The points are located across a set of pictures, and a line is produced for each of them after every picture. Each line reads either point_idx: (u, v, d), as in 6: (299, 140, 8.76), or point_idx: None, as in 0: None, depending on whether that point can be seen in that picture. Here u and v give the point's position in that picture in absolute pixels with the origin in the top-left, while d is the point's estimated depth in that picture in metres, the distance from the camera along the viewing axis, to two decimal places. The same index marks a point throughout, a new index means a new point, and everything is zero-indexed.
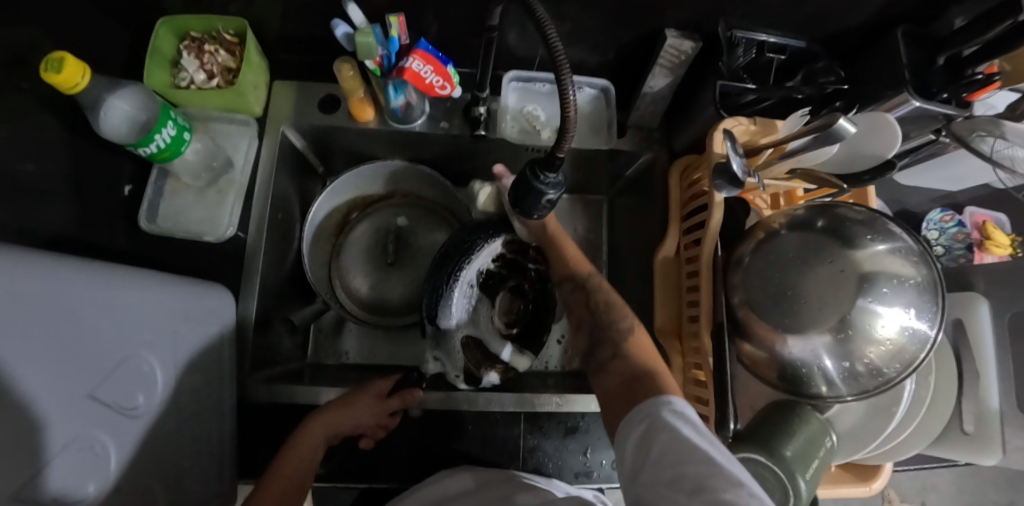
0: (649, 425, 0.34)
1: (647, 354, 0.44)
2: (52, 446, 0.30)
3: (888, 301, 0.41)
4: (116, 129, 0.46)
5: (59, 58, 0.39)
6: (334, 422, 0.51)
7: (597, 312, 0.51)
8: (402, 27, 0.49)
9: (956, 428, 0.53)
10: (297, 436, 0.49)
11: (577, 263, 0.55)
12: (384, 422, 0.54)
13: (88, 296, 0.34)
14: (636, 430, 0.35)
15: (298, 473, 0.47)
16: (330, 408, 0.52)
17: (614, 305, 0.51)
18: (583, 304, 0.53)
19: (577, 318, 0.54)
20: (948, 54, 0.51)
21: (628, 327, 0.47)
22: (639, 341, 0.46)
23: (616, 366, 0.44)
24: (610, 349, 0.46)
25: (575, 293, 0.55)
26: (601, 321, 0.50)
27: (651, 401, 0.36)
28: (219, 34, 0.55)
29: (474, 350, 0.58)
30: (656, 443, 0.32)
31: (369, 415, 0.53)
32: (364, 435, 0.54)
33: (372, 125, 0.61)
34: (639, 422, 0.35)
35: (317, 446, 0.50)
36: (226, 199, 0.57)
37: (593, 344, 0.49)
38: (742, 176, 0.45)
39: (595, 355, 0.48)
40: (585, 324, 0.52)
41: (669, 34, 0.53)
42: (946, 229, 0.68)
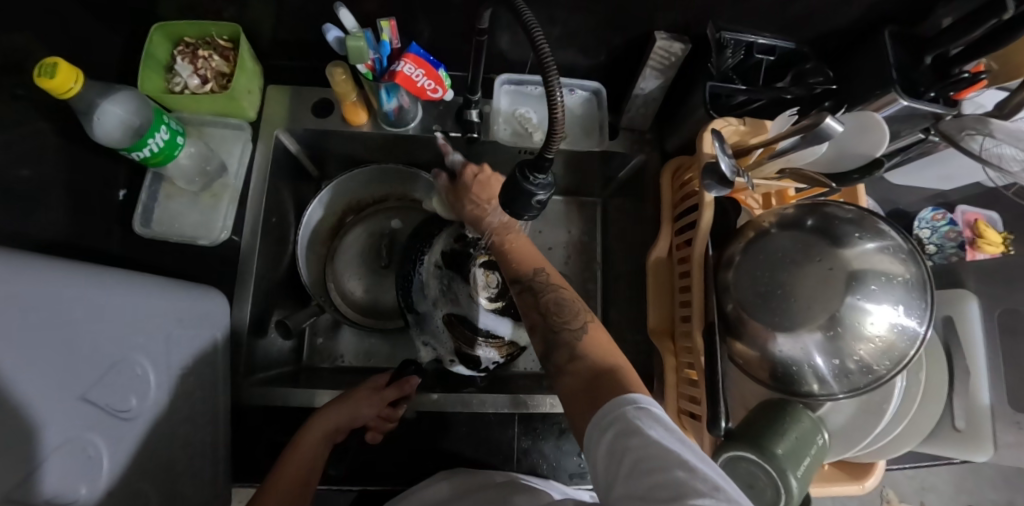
0: (617, 429, 0.33)
1: (605, 353, 0.43)
2: (45, 446, 0.30)
3: (876, 299, 0.41)
4: (112, 135, 0.47)
5: (53, 63, 0.39)
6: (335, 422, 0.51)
7: (547, 313, 0.47)
8: (394, 31, 0.50)
9: (948, 424, 0.53)
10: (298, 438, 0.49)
11: (524, 259, 0.51)
12: (384, 413, 0.54)
13: (81, 299, 0.34)
14: (605, 437, 0.34)
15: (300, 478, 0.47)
16: (331, 405, 0.52)
17: (566, 305, 0.47)
18: (531, 306, 0.48)
19: (529, 322, 0.48)
20: (935, 54, 0.52)
21: (580, 326, 0.45)
22: (592, 339, 0.44)
23: (572, 370, 0.42)
24: (565, 351, 0.44)
25: (523, 295, 0.49)
26: (551, 322, 0.46)
27: (615, 402, 0.35)
28: (213, 40, 0.56)
29: (457, 327, 0.58)
30: (627, 450, 0.32)
31: (368, 409, 0.53)
32: (369, 428, 0.54)
33: (365, 128, 0.61)
34: (609, 429, 0.34)
35: (318, 447, 0.49)
36: (220, 204, 0.57)
37: (548, 349, 0.45)
38: (731, 176, 0.45)
39: (550, 358, 0.45)
40: (537, 329, 0.47)
41: (659, 36, 0.54)
42: (938, 227, 0.67)
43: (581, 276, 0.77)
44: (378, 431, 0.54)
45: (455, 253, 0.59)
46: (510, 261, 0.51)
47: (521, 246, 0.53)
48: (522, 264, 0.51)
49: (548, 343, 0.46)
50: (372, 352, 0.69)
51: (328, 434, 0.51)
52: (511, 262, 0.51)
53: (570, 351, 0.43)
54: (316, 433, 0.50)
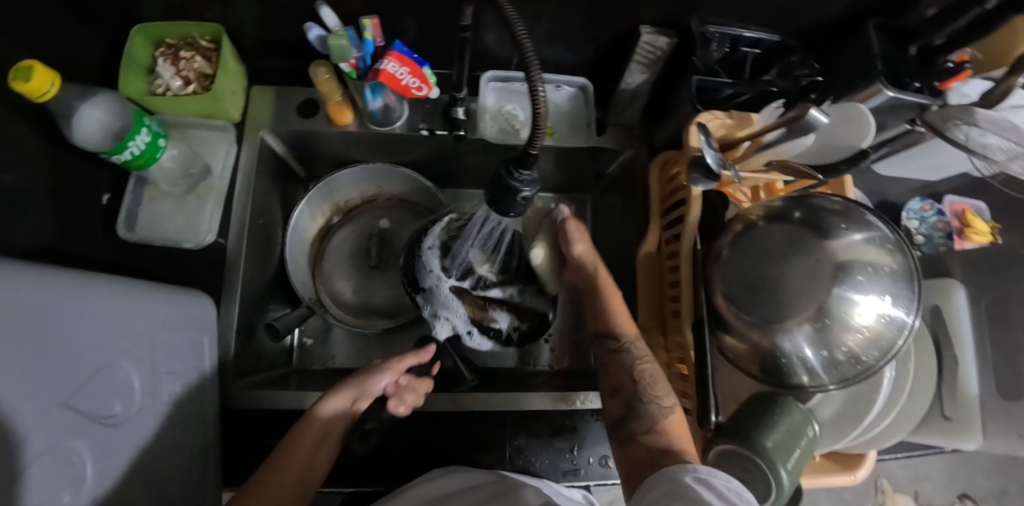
0: (671, 489, 0.34)
1: (680, 436, 0.44)
2: (30, 454, 0.30)
3: (863, 290, 0.41)
4: (91, 137, 0.46)
5: (28, 66, 0.39)
6: (334, 420, 0.48)
7: (638, 380, 0.48)
8: (377, 29, 0.50)
9: (936, 413, 0.54)
10: (296, 434, 0.46)
11: (626, 324, 0.52)
12: (403, 379, 0.52)
13: (61, 304, 0.34)
14: (657, 489, 0.35)
15: (295, 482, 0.44)
16: (327, 397, 0.49)
17: (659, 379, 0.48)
18: (624, 370, 0.49)
19: (613, 381, 0.49)
20: (919, 45, 0.52)
21: (670, 405, 0.46)
22: (675, 422, 0.45)
23: (641, 444, 0.43)
24: (646, 423, 0.45)
25: (615, 355, 0.50)
26: (643, 393, 0.47)
27: (676, 466, 0.36)
28: (195, 41, 0.56)
29: (470, 298, 0.59)
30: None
31: (385, 376, 0.52)
32: (393, 397, 0.51)
33: (352, 128, 0.61)
34: (662, 485, 0.35)
35: (316, 445, 0.46)
36: (205, 206, 0.57)
37: (627, 414, 0.46)
38: (717, 169, 0.45)
39: (626, 424, 0.46)
40: (623, 392, 0.48)
41: (644, 31, 0.54)
42: (926, 218, 0.68)
43: None
44: (405, 401, 0.51)
45: (449, 234, 0.61)
46: (609, 321, 0.52)
47: (618, 306, 0.53)
48: (620, 326, 0.51)
49: (629, 409, 0.46)
50: (367, 351, 0.68)
51: (320, 437, 0.47)
52: (611, 322, 0.52)
53: (651, 424, 0.44)
54: (324, 423, 0.48)
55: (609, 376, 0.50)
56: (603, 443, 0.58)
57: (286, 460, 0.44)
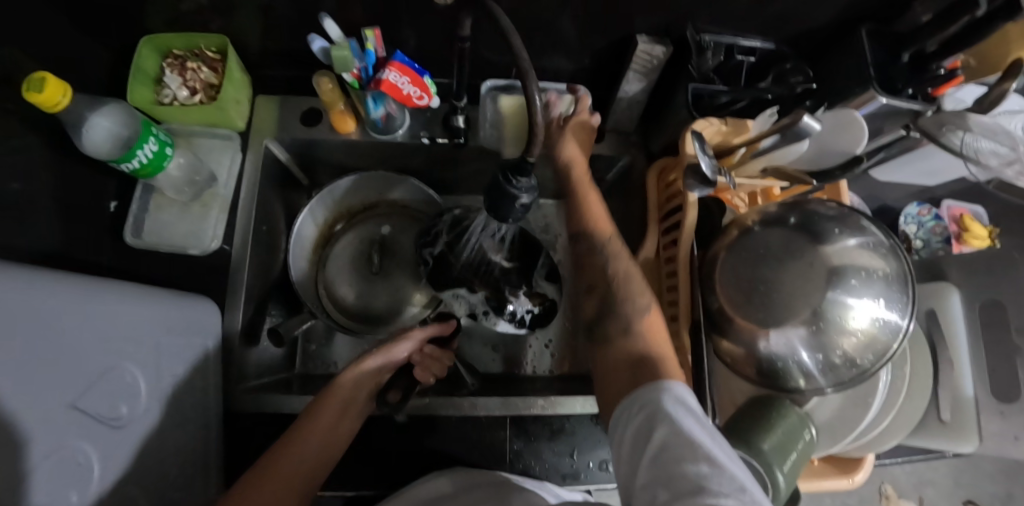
0: (650, 415, 0.33)
1: (658, 338, 0.41)
2: (35, 454, 0.30)
3: (857, 293, 0.41)
4: (100, 146, 0.47)
5: (40, 78, 0.40)
6: (357, 390, 0.50)
7: (613, 280, 0.46)
8: (379, 40, 0.52)
9: (933, 417, 0.54)
10: (319, 406, 0.47)
11: (601, 222, 0.49)
12: (427, 349, 0.55)
13: (66, 308, 0.34)
14: (635, 417, 0.33)
15: (306, 466, 0.44)
16: (352, 366, 0.50)
17: (634, 278, 0.46)
18: (598, 270, 0.48)
19: (589, 280, 0.48)
20: (912, 51, 0.52)
21: (646, 303, 0.44)
22: (652, 320, 0.42)
23: (621, 350, 0.41)
24: (621, 323, 0.43)
25: (590, 256, 0.49)
26: (614, 290, 0.45)
27: (649, 387, 0.34)
28: (201, 52, 0.57)
29: (487, 283, 0.60)
30: (655, 433, 0.31)
31: (407, 343, 0.54)
32: (417, 366, 0.53)
33: (354, 136, 0.62)
34: (639, 411, 0.34)
35: (335, 419, 0.47)
36: (209, 214, 0.58)
37: (601, 314, 0.45)
38: (712, 176, 0.46)
39: (598, 326, 0.45)
40: (598, 291, 0.47)
41: (640, 40, 0.55)
42: (924, 222, 0.69)
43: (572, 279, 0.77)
44: (429, 370, 0.54)
45: (455, 219, 0.62)
46: (580, 221, 0.50)
47: (597, 207, 0.51)
48: (599, 225, 0.49)
49: (603, 309, 0.45)
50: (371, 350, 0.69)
51: (341, 410, 0.48)
52: (581, 220, 0.50)
53: (625, 323, 0.43)
54: (348, 389, 0.49)
55: (584, 275, 0.49)
56: (603, 447, 0.58)
57: (302, 435, 0.45)
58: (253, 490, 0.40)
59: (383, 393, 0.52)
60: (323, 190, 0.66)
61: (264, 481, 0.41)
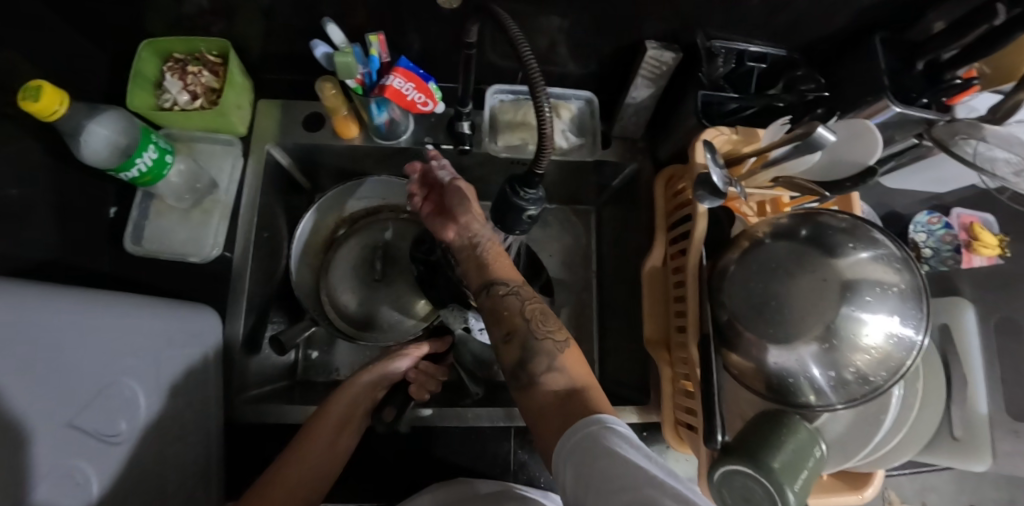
0: (588, 448, 0.33)
1: (578, 370, 0.42)
2: (34, 476, 0.30)
3: (871, 309, 0.40)
4: (98, 154, 0.46)
5: (37, 86, 0.39)
6: (355, 403, 0.50)
7: (530, 320, 0.44)
8: (383, 46, 0.51)
9: (946, 433, 0.53)
10: (315, 423, 0.47)
11: (507, 271, 0.48)
12: (422, 367, 0.56)
13: (63, 325, 0.34)
14: (576, 461, 0.33)
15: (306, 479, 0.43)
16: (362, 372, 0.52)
17: (550, 317, 0.46)
18: (513, 311, 0.45)
19: (505, 327, 0.45)
20: (927, 59, 0.51)
21: (564, 339, 0.44)
22: (572, 356, 0.43)
23: (545, 389, 0.40)
24: (544, 361, 0.42)
25: (501, 299, 0.45)
26: (535, 329, 0.44)
27: (586, 424, 0.34)
28: (202, 55, 0.56)
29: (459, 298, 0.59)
30: (596, 466, 0.31)
31: (403, 361, 0.55)
32: (412, 384, 0.54)
33: (357, 141, 0.61)
34: (578, 446, 0.33)
35: (333, 435, 0.47)
36: (211, 221, 0.57)
37: (523, 357, 0.43)
38: (723, 188, 0.45)
39: (522, 370, 0.42)
40: (516, 335, 0.44)
41: (649, 46, 0.54)
42: (933, 231, 0.67)
43: (575, 285, 0.77)
44: (424, 387, 0.54)
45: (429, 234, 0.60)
46: (486, 269, 0.47)
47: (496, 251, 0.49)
48: (504, 271, 0.47)
49: (524, 350, 0.43)
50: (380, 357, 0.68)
51: (341, 423, 0.48)
52: (490, 269, 0.47)
53: (549, 362, 0.42)
54: (343, 405, 0.49)
55: (500, 323, 0.45)
56: None
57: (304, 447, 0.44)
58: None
59: (378, 411, 0.52)
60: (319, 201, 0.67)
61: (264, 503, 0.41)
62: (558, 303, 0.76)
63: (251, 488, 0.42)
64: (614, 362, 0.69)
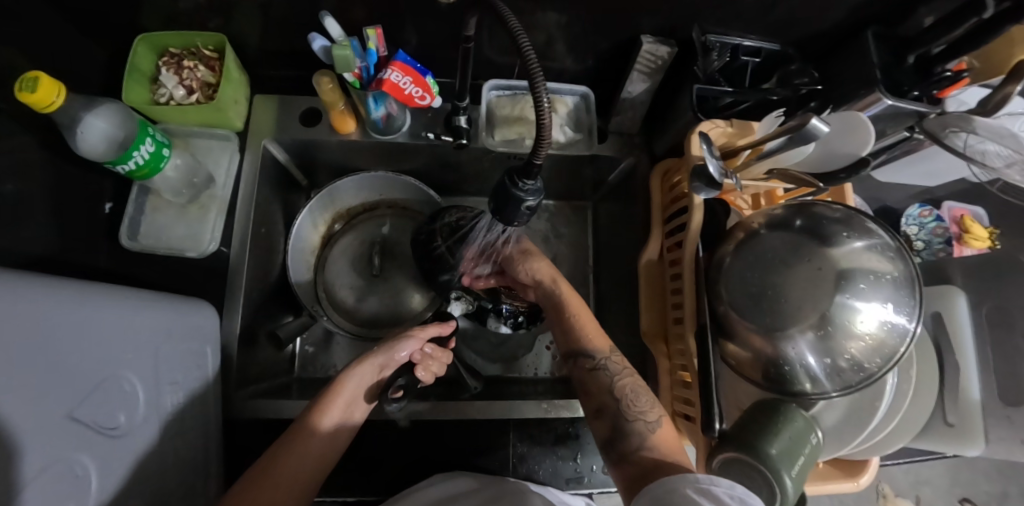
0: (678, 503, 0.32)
1: (671, 450, 0.43)
2: (33, 467, 0.30)
3: (865, 297, 0.41)
4: (95, 148, 0.46)
5: (34, 77, 0.39)
6: (359, 388, 0.49)
7: (621, 399, 0.48)
8: (380, 39, 0.50)
9: (940, 421, 0.53)
10: (319, 407, 0.46)
11: (596, 339, 0.53)
12: (427, 349, 0.54)
13: (63, 316, 0.34)
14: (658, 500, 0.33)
15: (304, 470, 0.43)
16: (353, 365, 0.50)
17: (642, 396, 0.48)
18: (603, 389, 0.49)
19: (595, 403, 0.49)
20: (917, 53, 0.52)
21: (655, 418, 0.45)
22: (664, 433, 0.44)
23: (636, 459, 0.42)
24: (636, 441, 0.44)
25: (592, 374, 0.51)
26: (627, 410, 0.46)
27: (679, 479, 0.34)
28: (198, 50, 0.55)
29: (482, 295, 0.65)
30: None
31: (409, 343, 0.53)
32: (418, 365, 0.52)
33: (354, 137, 0.61)
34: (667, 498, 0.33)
35: (337, 420, 0.46)
36: (208, 215, 0.57)
37: (615, 433, 0.46)
38: (719, 179, 0.46)
39: (615, 445, 0.45)
40: (608, 410, 0.48)
41: (645, 40, 0.54)
42: (925, 224, 0.69)
43: (573, 280, 0.77)
44: (430, 369, 0.53)
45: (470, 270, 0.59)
46: (574, 337, 0.54)
47: (585, 322, 0.54)
48: (592, 342, 0.52)
49: (616, 428, 0.46)
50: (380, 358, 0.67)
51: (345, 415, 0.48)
52: (582, 342, 0.53)
53: (640, 442, 0.44)
54: (353, 385, 0.49)
55: (591, 398, 0.50)
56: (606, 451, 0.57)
57: (304, 441, 0.44)
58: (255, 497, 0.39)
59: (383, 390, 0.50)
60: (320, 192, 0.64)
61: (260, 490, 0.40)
62: None
63: (252, 466, 0.42)
64: None
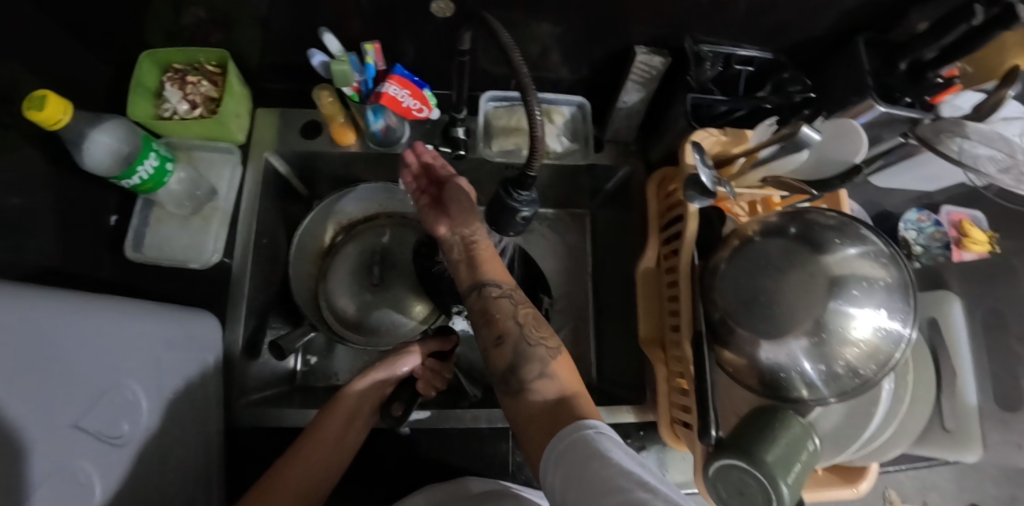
0: (578, 452, 0.34)
1: (571, 382, 0.42)
2: (39, 475, 0.30)
3: (859, 303, 0.41)
4: (101, 162, 0.47)
5: (42, 95, 0.40)
6: (364, 402, 0.51)
7: (521, 327, 0.45)
8: (379, 54, 0.52)
9: (937, 426, 0.54)
10: (321, 419, 0.47)
11: (499, 272, 0.48)
12: (429, 363, 0.55)
13: (67, 328, 0.35)
14: (565, 465, 0.33)
15: (304, 476, 0.43)
16: (357, 379, 0.51)
17: (542, 323, 0.47)
18: (506, 315, 0.46)
19: (496, 331, 0.45)
20: (910, 60, 0.52)
21: (556, 346, 0.45)
22: (564, 364, 0.44)
23: (532, 397, 0.42)
24: (536, 368, 0.43)
25: (493, 303, 0.46)
26: (528, 334, 0.45)
27: (575, 428, 0.35)
28: (202, 66, 0.57)
29: None
30: (586, 470, 0.32)
31: (413, 358, 0.55)
32: (420, 380, 0.54)
33: (354, 148, 0.62)
34: (567, 450, 0.34)
35: (340, 432, 0.48)
36: (210, 227, 0.58)
37: (512, 362, 0.44)
38: (712, 187, 0.46)
39: (512, 378, 0.43)
40: (508, 339, 0.45)
41: (639, 51, 0.55)
42: (924, 229, 0.68)
43: (572, 287, 0.77)
44: (433, 383, 0.54)
45: None
46: (476, 268, 0.48)
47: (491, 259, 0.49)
48: (500, 276, 0.48)
49: (514, 355, 0.44)
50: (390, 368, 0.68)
51: (347, 423, 0.49)
52: (481, 271, 0.48)
53: (539, 368, 0.43)
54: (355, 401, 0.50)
55: (493, 326, 0.46)
56: None
57: (306, 448, 0.44)
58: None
59: (386, 406, 0.52)
60: (321, 205, 0.68)
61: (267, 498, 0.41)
62: (555, 304, 0.76)
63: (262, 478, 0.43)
64: (610, 363, 0.70)
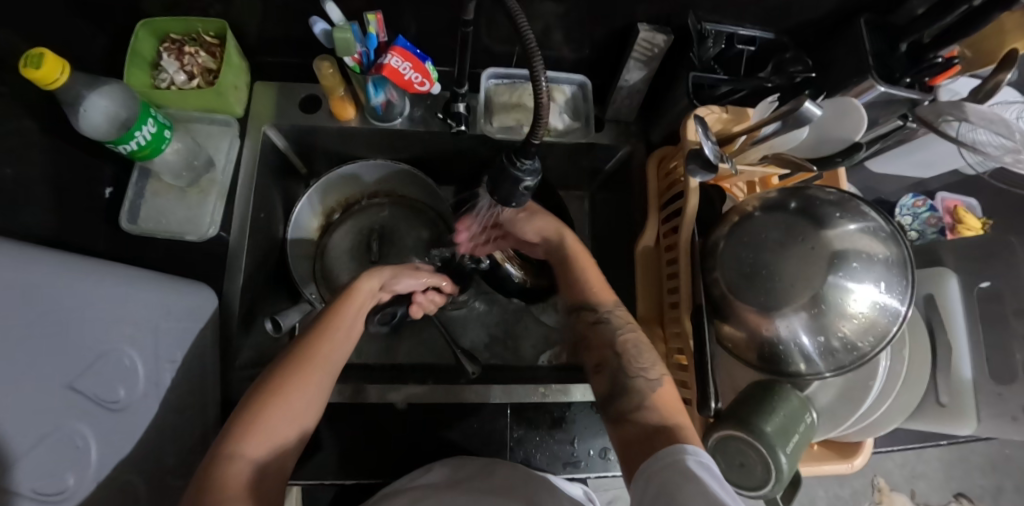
0: (674, 475, 0.33)
1: (672, 408, 0.42)
2: (25, 433, 0.31)
3: (858, 277, 0.41)
4: (96, 126, 0.46)
5: (39, 54, 0.39)
6: (364, 306, 0.49)
7: (619, 353, 0.48)
8: (381, 24, 0.50)
9: (932, 400, 0.55)
10: (310, 345, 0.42)
11: (602, 290, 0.53)
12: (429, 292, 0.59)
13: (59, 290, 0.35)
14: (658, 483, 0.34)
15: (296, 418, 0.38)
16: (364, 276, 0.50)
17: (643, 350, 0.48)
18: (605, 343, 0.49)
19: (598, 357, 0.50)
20: (909, 41, 0.53)
21: (656, 377, 0.45)
22: (667, 393, 0.44)
23: (636, 423, 0.42)
24: (635, 400, 0.44)
25: (594, 327, 0.51)
26: (626, 366, 0.47)
27: (671, 451, 0.35)
28: (199, 36, 0.56)
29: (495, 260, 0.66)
30: (679, 491, 0.31)
31: (411, 281, 0.56)
32: (416, 304, 0.58)
33: (353, 123, 0.62)
34: (659, 469, 0.35)
35: (343, 339, 0.44)
36: (207, 200, 0.57)
37: (614, 391, 0.46)
38: (715, 161, 0.46)
39: (613, 405, 0.46)
40: (608, 366, 0.48)
41: (642, 28, 0.55)
42: (919, 214, 0.70)
43: None
44: (423, 308, 0.59)
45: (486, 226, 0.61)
46: (578, 289, 0.54)
47: (589, 274, 0.54)
48: (599, 295, 0.53)
49: (615, 385, 0.46)
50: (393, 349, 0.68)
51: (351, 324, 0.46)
52: (586, 294, 0.53)
53: (640, 401, 0.44)
54: (363, 297, 0.49)
55: (592, 353, 0.50)
56: (604, 435, 0.58)
57: (304, 378, 0.39)
58: (263, 428, 0.36)
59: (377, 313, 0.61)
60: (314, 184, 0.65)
61: (257, 426, 0.35)
62: None
63: (252, 390, 0.38)
64: None
